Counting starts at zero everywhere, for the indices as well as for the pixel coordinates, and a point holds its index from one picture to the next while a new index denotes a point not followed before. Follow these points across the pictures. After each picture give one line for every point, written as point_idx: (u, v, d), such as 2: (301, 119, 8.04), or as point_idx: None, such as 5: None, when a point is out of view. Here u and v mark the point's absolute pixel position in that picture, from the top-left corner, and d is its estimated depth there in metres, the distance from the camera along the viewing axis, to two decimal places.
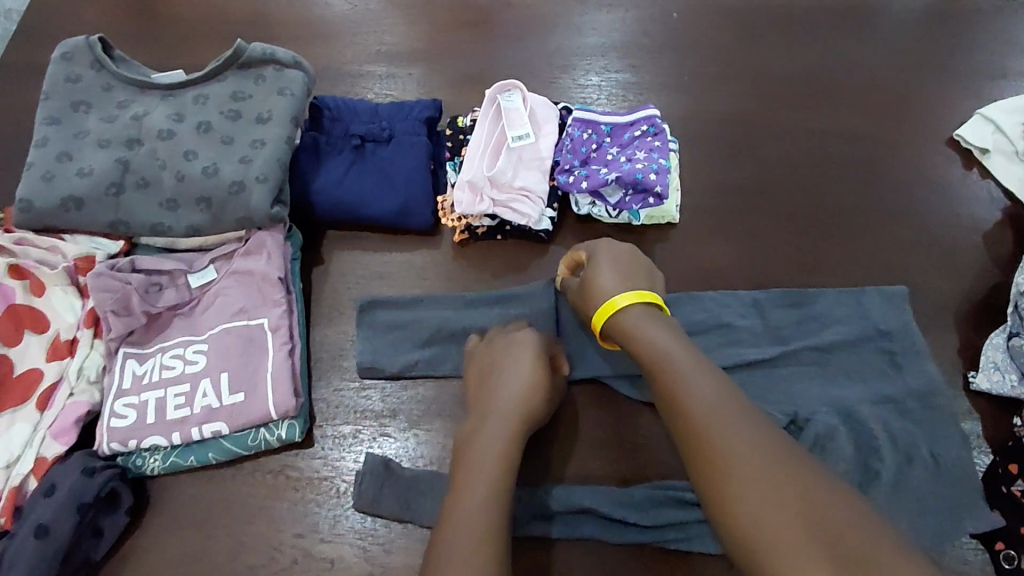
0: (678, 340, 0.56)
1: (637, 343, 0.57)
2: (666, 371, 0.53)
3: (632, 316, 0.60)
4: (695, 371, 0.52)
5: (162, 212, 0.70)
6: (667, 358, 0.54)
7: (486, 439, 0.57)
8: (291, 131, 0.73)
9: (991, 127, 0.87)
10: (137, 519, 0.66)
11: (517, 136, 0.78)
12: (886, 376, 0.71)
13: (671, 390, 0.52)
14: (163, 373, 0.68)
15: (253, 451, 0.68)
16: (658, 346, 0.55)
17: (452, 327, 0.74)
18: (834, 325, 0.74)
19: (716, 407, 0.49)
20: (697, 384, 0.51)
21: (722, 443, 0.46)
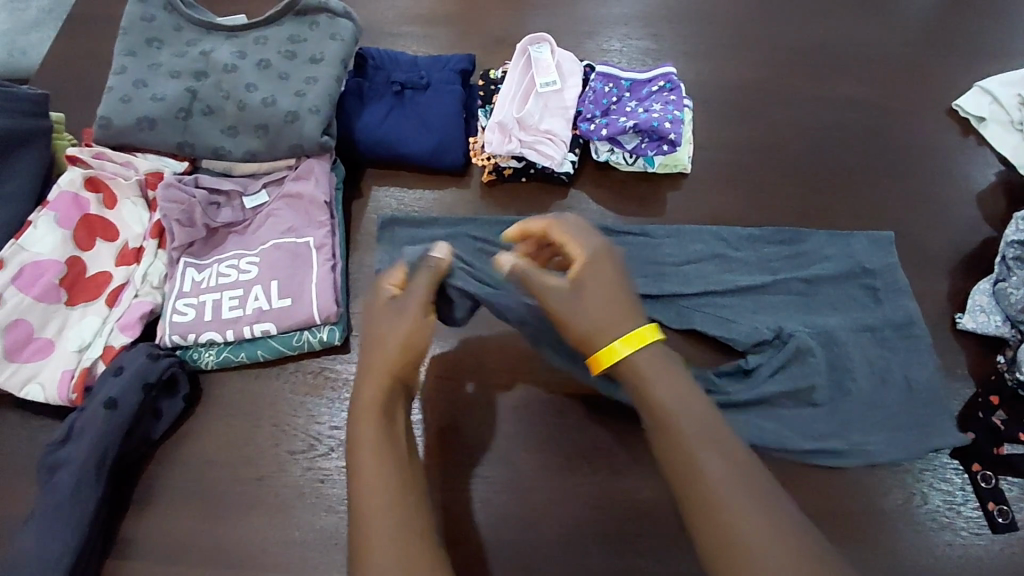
0: (687, 390, 0.56)
1: (665, 403, 0.55)
2: (676, 433, 0.53)
3: (643, 359, 0.57)
4: (705, 433, 0.53)
5: (224, 137, 0.78)
6: (686, 425, 0.53)
7: (377, 445, 0.57)
8: (341, 72, 0.81)
9: (987, 98, 0.93)
10: (192, 406, 0.74)
11: (544, 83, 0.86)
12: (868, 310, 0.79)
13: (687, 461, 0.52)
14: (219, 279, 0.76)
15: (297, 352, 0.75)
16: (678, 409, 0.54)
17: (473, 241, 0.83)
18: (821, 261, 0.82)
19: (734, 484, 0.50)
20: (715, 461, 0.51)
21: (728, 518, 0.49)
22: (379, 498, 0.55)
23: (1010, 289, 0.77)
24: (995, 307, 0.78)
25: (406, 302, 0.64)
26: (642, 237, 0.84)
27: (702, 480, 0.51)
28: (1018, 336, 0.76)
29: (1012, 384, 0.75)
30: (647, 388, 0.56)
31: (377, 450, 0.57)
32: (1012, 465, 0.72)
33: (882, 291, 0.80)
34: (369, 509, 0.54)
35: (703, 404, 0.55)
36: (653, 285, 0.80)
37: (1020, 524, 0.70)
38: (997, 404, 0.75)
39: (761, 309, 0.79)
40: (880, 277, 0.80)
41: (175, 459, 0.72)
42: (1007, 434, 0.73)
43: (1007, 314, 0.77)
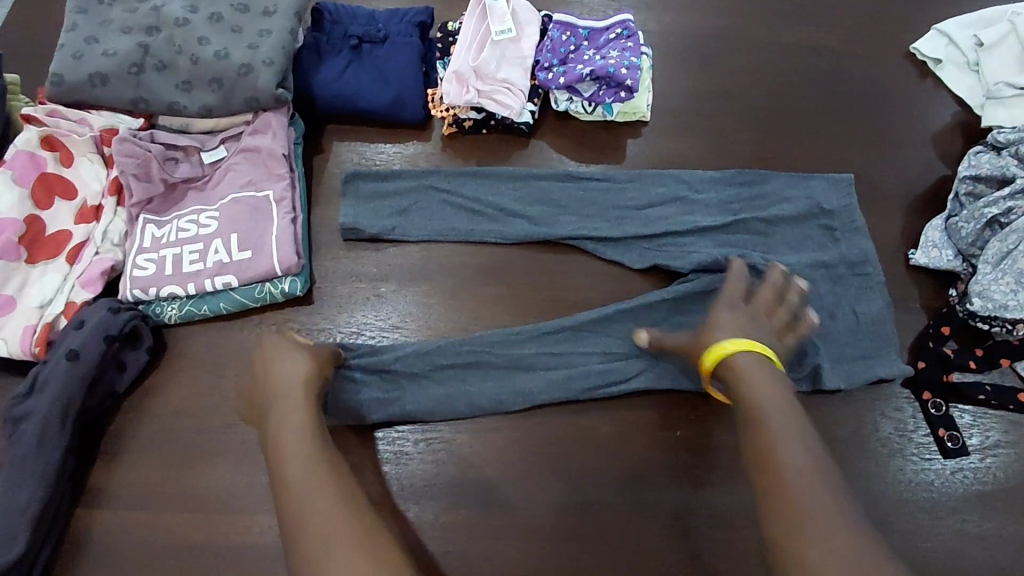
0: (774, 389, 0.61)
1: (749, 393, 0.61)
2: (763, 424, 0.58)
3: (746, 364, 0.63)
4: (792, 434, 0.56)
5: (178, 92, 0.78)
6: (769, 414, 0.58)
7: (300, 447, 0.59)
8: (295, 24, 0.80)
9: (944, 41, 0.94)
10: (156, 359, 0.75)
11: (499, 30, 0.84)
12: (825, 249, 0.80)
13: (766, 442, 0.57)
14: (179, 235, 0.76)
15: (260, 304, 0.76)
16: (763, 402, 0.60)
17: (435, 193, 0.84)
18: (780, 202, 0.83)
19: (802, 466, 0.54)
20: (789, 444, 0.56)
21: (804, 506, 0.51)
22: (313, 489, 0.56)
23: (960, 224, 0.78)
24: (947, 242, 0.79)
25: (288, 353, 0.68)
26: (604, 183, 0.84)
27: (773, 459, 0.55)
28: (968, 268, 0.78)
29: (963, 314, 0.76)
30: (745, 384, 0.62)
31: (306, 448, 0.59)
32: (963, 393, 0.74)
33: (839, 230, 0.81)
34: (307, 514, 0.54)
35: (795, 413, 0.59)
36: (613, 230, 0.81)
37: (970, 449, 0.72)
38: (948, 334, 0.77)
39: (717, 243, 0.80)
40: (837, 217, 0.82)
41: (142, 410, 0.73)
42: (956, 362, 0.75)
43: (958, 249, 0.78)
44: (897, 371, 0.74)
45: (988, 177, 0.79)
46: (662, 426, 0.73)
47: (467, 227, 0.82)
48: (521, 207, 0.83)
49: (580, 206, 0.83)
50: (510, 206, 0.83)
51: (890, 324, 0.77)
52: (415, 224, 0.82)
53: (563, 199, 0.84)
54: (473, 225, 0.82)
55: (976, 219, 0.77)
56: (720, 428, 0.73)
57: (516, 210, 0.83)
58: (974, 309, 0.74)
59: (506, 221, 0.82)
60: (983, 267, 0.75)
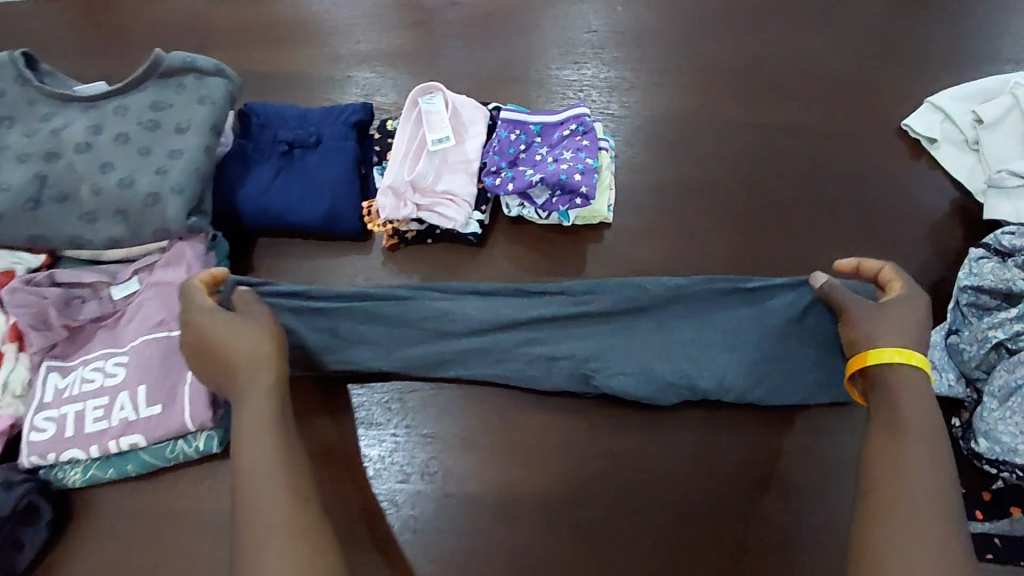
0: (928, 409, 0.54)
1: (898, 406, 0.54)
2: (897, 455, 0.51)
3: (904, 379, 0.55)
4: (925, 462, 0.51)
5: (81, 225, 0.70)
6: (911, 445, 0.52)
7: (265, 445, 0.55)
8: (210, 140, 0.72)
9: (939, 116, 0.85)
10: (60, 530, 0.67)
11: (436, 139, 0.77)
12: (821, 374, 0.69)
13: (900, 480, 0.50)
14: (83, 387, 0.68)
15: (173, 463, 0.68)
16: (918, 433, 0.52)
17: (365, 320, 0.72)
18: (760, 318, 0.70)
19: (932, 509, 0.48)
20: (924, 484, 0.50)
21: (900, 496, 0.49)
22: (274, 494, 0.52)
23: (962, 345, 0.69)
24: (948, 364, 0.70)
25: (241, 314, 0.62)
26: (557, 295, 0.72)
27: (906, 496, 0.49)
28: (973, 395, 0.69)
29: (966, 452, 0.68)
30: (899, 403, 0.54)
31: (267, 450, 0.55)
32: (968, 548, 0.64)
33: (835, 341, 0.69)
34: (263, 513, 0.51)
35: (943, 433, 0.53)
36: (549, 367, 0.71)
37: None
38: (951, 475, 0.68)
39: (679, 359, 0.70)
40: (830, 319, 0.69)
41: None
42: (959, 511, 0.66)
43: (961, 372, 0.69)
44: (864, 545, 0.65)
45: (991, 289, 0.69)
46: None
47: (388, 363, 0.72)
48: (458, 330, 0.72)
49: (525, 333, 0.72)
50: (447, 328, 0.72)
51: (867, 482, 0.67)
52: (342, 358, 0.72)
53: (511, 319, 0.72)
54: (397, 359, 0.72)
55: (979, 342, 0.68)
56: None
57: (450, 333, 0.72)
58: (980, 449, 0.66)
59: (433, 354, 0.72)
60: (988, 402, 0.66)
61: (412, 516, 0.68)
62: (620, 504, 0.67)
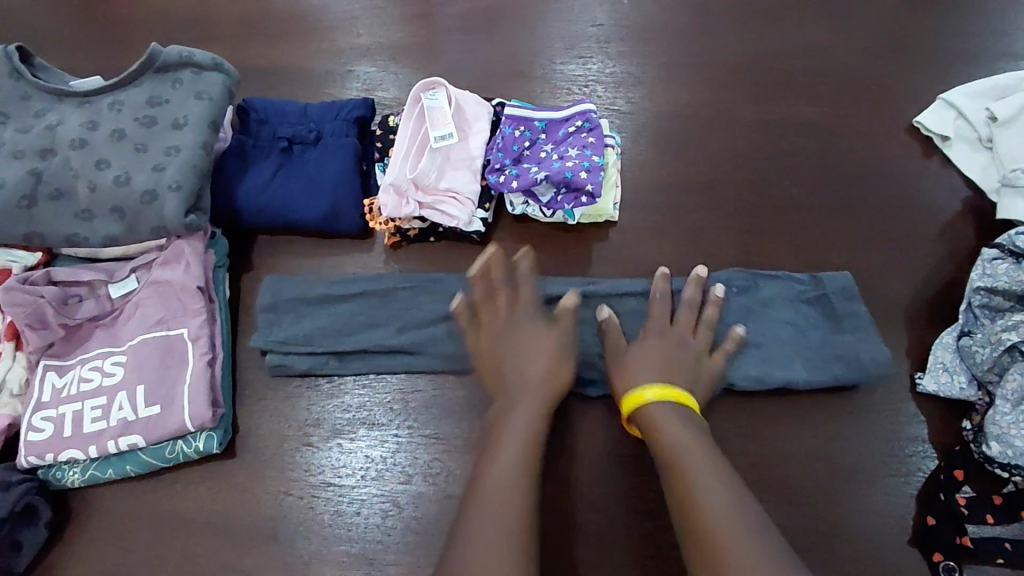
0: (690, 430, 0.58)
1: (663, 436, 0.58)
2: (681, 473, 0.55)
3: (654, 415, 0.61)
4: (705, 473, 0.54)
5: (77, 223, 0.69)
6: (687, 462, 0.55)
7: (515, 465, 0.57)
8: (207, 136, 0.71)
9: (953, 113, 0.83)
10: (57, 532, 0.66)
11: (439, 135, 0.76)
12: (842, 358, 0.70)
13: (693, 493, 0.53)
14: (81, 386, 0.67)
15: (173, 463, 0.67)
16: (687, 450, 0.56)
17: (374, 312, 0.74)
18: (780, 307, 0.74)
19: (713, 514, 0.50)
20: (707, 492, 0.52)
21: (696, 508, 0.51)
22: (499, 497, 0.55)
23: (975, 348, 0.67)
24: (959, 366, 0.69)
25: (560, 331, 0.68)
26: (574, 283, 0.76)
27: (690, 508, 0.52)
28: (984, 399, 0.68)
29: (978, 456, 0.66)
30: (663, 435, 0.59)
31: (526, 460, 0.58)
32: (976, 554, 0.64)
33: (849, 323, 0.72)
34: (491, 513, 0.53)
35: (713, 448, 0.57)
36: None
37: None
38: (962, 479, 0.66)
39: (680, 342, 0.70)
40: (832, 301, 0.73)
41: None
42: (971, 517, 0.64)
43: (973, 375, 0.68)
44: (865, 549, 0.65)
45: (1005, 291, 0.68)
46: None
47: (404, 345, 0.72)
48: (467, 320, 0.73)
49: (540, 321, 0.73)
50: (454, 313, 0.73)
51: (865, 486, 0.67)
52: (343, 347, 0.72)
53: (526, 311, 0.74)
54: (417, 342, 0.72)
55: (992, 345, 0.66)
56: None
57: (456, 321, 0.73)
58: (991, 454, 0.64)
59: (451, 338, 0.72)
60: (1001, 405, 0.64)
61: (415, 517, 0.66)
62: (625, 508, 0.66)
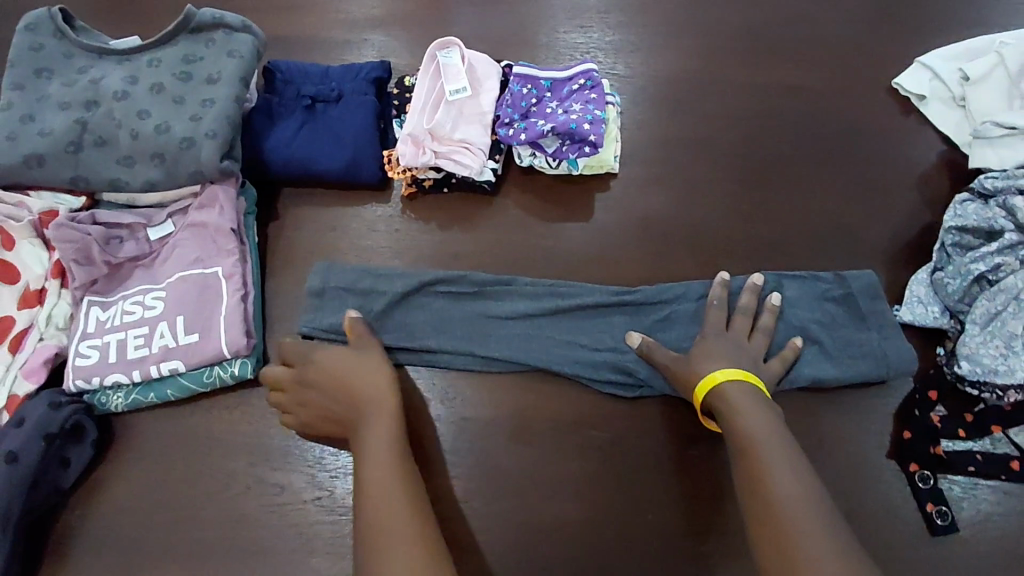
0: (767, 417, 0.60)
1: (738, 421, 0.60)
2: (758, 459, 0.57)
3: (730, 397, 0.63)
4: (784, 462, 0.56)
5: (119, 169, 0.75)
6: (765, 451, 0.57)
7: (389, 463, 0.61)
8: (240, 90, 0.76)
9: (928, 75, 0.89)
10: (102, 451, 0.72)
11: (454, 90, 0.82)
12: (871, 355, 0.73)
13: (771, 482, 0.55)
14: (124, 318, 0.73)
15: (209, 388, 0.73)
16: (762, 438, 0.58)
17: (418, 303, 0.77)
18: (806, 311, 0.75)
19: (799, 504, 0.53)
20: (787, 480, 0.55)
21: (776, 496, 0.54)
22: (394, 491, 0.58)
23: (946, 280, 0.73)
24: (934, 299, 0.75)
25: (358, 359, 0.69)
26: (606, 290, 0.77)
27: (771, 497, 0.54)
28: (958, 326, 0.73)
29: (950, 377, 0.72)
30: (738, 420, 0.60)
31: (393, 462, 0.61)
32: (951, 464, 0.70)
33: (875, 321, 0.74)
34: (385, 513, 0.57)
35: (787, 437, 0.59)
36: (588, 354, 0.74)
37: (960, 524, 0.68)
38: (935, 398, 0.72)
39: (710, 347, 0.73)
40: (857, 300, 0.75)
41: (91, 506, 0.70)
42: (943, 431, 0.71)
43: (946, 306, 0.73)
44: (849, 459, 0.71)
45: (975, 228, 0.74)
46: (635, 509, 0.69)
47: (450, 349, 0.75)
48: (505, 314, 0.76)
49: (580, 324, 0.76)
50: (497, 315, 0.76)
51: (850, 406, 0.73)
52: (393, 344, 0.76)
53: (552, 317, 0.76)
54: (465, 345, 0.75)
55: (962, 275, 0.73)
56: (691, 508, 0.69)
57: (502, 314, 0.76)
58: (963, 373, 0.70)
59: (495, 341, 0.75)
60: (970, 328, 0.71)
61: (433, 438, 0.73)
62: (627, 429, 0.72)
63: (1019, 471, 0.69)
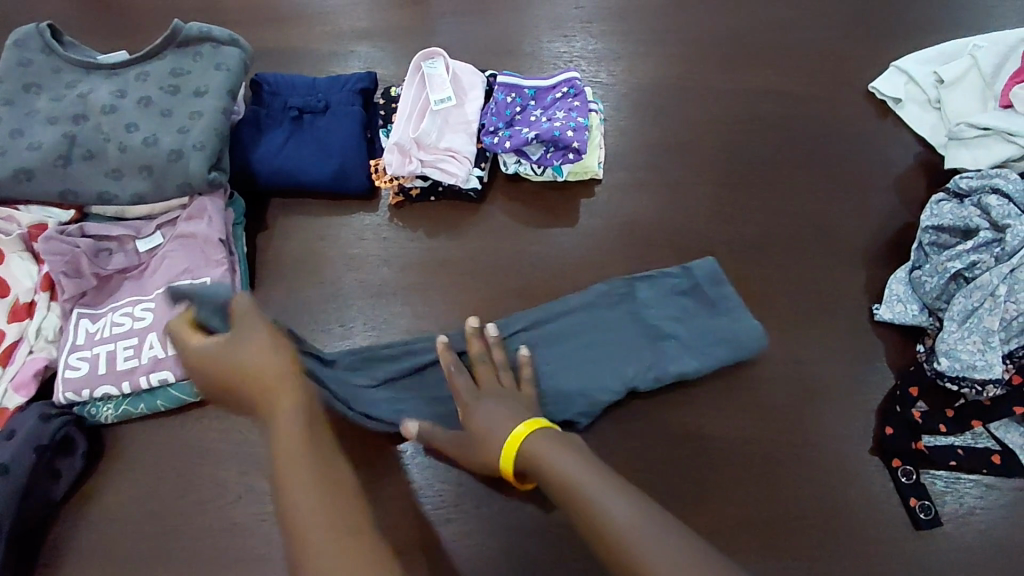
0: (574, 450, 0.53)
1: (548, 471, 0.53)
2: (580, 503, 0.49)
3: (536, 447, 0.55)
4: (602, 492, 0.49)
5: (108, 181, 0.75)
6: (577, 490, 0.50)
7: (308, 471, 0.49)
8: (226, 102, 0.77)
9: (903, 79, 0.92)
10: (92, 463, 0.72)
11: (439, 99, 0.84)
12: (730, 341, 0.74)
13: (597, 523, 0.47)
14: (113, 329, 0.73)
15: (200, 398, 0.73)
16: (570, 477, 0.51)
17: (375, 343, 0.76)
18: (676, 306, 0.77)
19: (635, 528, 0.46)
20: (613, 507, 0.47)
21: (615, 533, 0.46)
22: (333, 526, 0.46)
23: (924, 278, 0.75)
24: (912, 297, 0.76)
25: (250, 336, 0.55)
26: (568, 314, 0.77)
27: (609, 536, 0.46)
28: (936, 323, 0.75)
29: (930, 373, 0.73)
30: (548, 471, 0.53)
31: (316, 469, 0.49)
32: (932, 459, 0.71)
33: (720, 307, 0.76)
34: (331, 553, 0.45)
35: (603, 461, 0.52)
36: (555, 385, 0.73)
37: (944, 518, 0.69)
38: (916, 395, 0.73)
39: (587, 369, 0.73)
40: (703, 290, 0.77)
41: (80, 518, 0.70)
42: (924, 427, 0.72)
43: (924, 303, 0.75)
44: (834, 456, 0.72)
45: (951, 228, 0.76)
46: None
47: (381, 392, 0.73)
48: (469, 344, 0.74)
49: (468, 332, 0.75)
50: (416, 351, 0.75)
51: (833, 403, 0.74)
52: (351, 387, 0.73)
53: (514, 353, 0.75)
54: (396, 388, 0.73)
55: (939, 274, 0.74)
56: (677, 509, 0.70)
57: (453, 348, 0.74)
58: (941, 369, 0.71)
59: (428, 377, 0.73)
60: (948, 325, 0.72)
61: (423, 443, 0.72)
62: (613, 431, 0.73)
63: (1000, 464, 0.71)
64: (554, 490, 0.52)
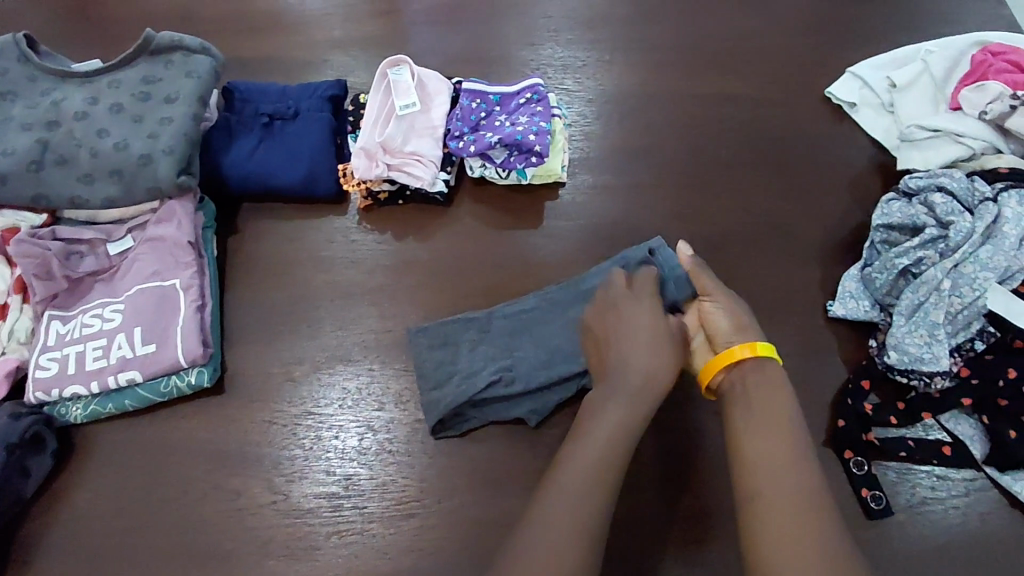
0: (781, 401, 0.63)
1: (739, 409, 0.63)
2: (775, 460, 0.59)
3: (764, 369, 0.66)
4: (793, 454, 0.59)
5: (80, 185, 0.77)
6: (762, 447, 0.60)
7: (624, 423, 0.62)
8: (197, 109, 0.79)
9: (859, 83, 0.95)
10: (62, 462, 0.74)
11: (403, 105, 0.86)
12: None
13: (788, 490, 0.57)
14: (83, 330, 0.75)
15: (166, 397, 0.75)
16: (767, 430, 0.61)
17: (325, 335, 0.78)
18: None
19: (808, 509, 0.56)
20: (792, 479, 0.58)
21: (796, 509, 0.55)
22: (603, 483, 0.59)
23: (875, 275, 0.77)
24: (863, 293, 0.78)
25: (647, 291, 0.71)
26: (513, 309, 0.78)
27: (791, 508, 0.56)
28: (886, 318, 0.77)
29: (880, 367, 0.75)
30: (736, 411, 0.64)
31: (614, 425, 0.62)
32: (883, 450, 0.73)
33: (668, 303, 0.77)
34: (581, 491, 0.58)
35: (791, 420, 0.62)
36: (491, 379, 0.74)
37: (895, 508, 0.71)
38: (868, 388, 0.75)
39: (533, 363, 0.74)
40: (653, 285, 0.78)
41: (50, 515, 0.71)
42: (875, 419, 0.73)
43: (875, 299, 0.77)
44: None
45: (900, 226, 0.78)
46: None
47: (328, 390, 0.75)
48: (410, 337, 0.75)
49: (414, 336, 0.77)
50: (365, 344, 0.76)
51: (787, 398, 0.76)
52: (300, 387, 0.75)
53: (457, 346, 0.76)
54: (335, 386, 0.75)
55: (889, 270, 0.76)
56: (636, 501, 0.71)
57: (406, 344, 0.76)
58: (891, 362, 0.73)
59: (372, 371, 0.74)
60: (897, 319, 0.74)
61: (388, 439, 0.74)
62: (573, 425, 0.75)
63: (950, 455, 0.72)
64: (738, 435, 0.62)
